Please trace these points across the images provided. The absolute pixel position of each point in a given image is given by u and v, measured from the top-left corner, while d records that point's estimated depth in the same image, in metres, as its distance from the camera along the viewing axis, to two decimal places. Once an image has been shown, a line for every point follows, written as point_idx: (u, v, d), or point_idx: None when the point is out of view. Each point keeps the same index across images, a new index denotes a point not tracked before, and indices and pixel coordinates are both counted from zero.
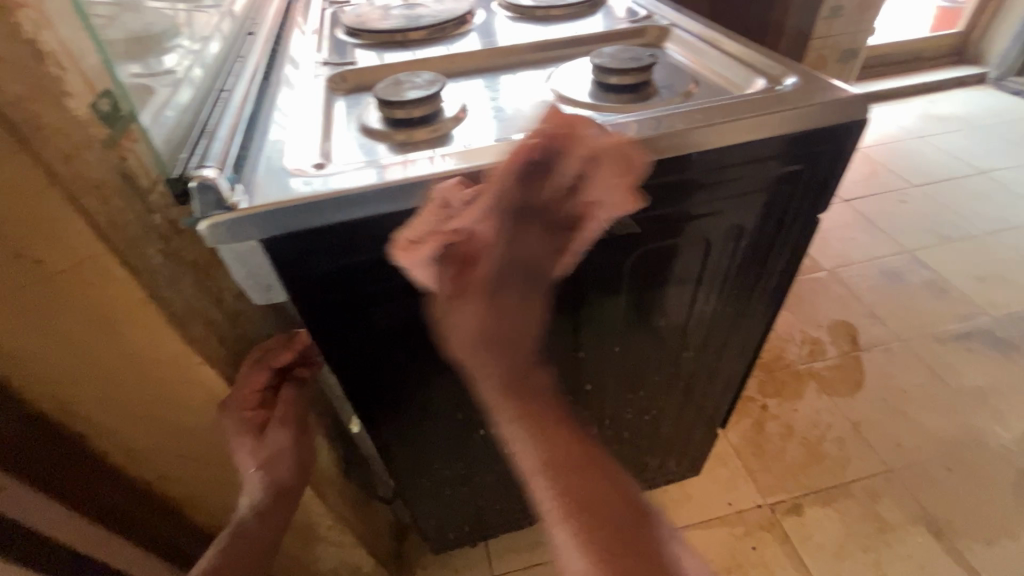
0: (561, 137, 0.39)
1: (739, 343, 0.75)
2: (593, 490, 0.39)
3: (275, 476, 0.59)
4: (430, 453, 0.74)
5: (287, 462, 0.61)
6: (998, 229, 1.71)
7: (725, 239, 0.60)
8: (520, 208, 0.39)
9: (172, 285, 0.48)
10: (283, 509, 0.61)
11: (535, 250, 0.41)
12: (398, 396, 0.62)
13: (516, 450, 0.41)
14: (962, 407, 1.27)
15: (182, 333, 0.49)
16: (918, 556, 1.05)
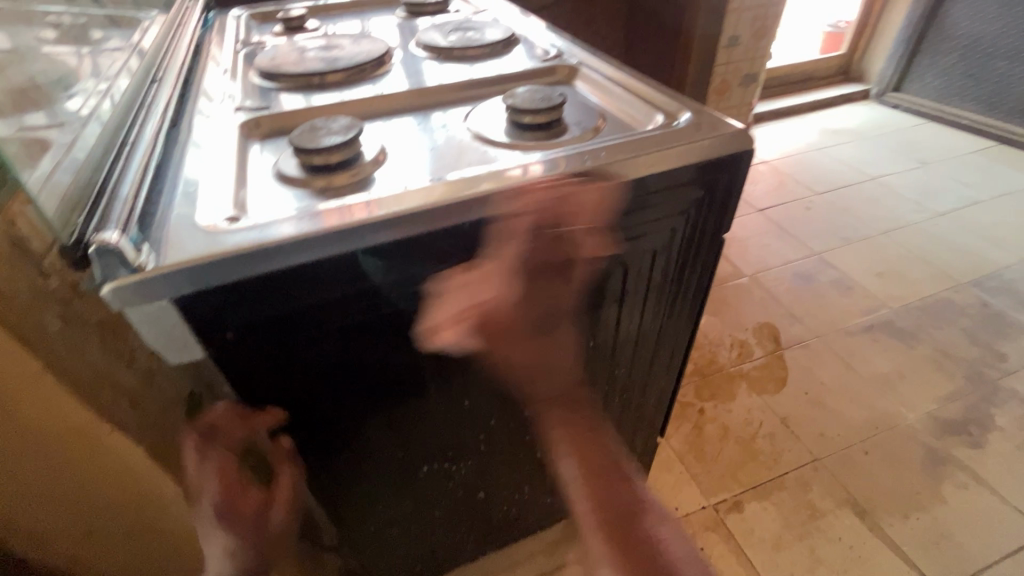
0: (552, 217, 0.50)
1: (668, 355, 0.79)
2: (615, 499, 0.55)
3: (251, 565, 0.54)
4: (378, 494, 0.72)
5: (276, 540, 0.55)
6: (889, 229, 1.91)
7: (643, 262, 0.63)
8: (540, 266, 0.50)
9: (73, 352, 0.49)
10: None
11: (550, 290, 0.51)
12: (335, 443, 0.61)
13: (561, 453, 0.56)
14: (873, 393, 1.39)
15: (87, 400, 0.51)
16: (847, 537, 1.13)
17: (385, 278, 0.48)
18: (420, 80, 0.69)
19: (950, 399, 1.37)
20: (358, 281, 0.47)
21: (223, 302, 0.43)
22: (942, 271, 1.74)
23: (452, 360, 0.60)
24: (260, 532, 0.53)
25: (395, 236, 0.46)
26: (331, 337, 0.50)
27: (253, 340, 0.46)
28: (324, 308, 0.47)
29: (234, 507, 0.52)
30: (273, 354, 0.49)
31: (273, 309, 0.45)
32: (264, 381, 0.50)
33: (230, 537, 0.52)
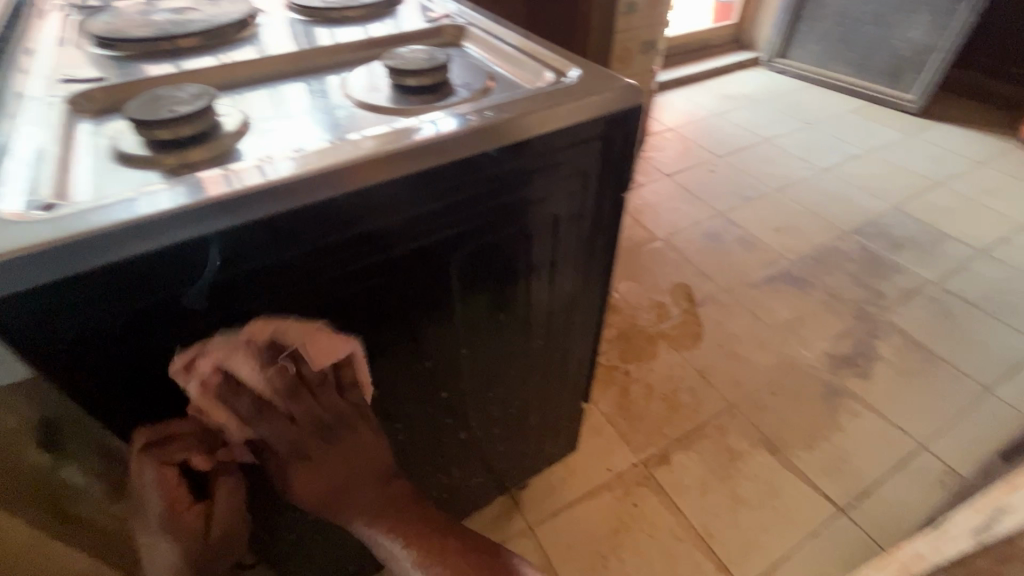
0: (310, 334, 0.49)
1: (583, 320, 0.80)
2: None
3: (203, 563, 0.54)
4: (295, 493, 0.68)
5: (224, 546, 0.55)
6: (784, 186, 2.05)
7: (546, 228, 0.62)
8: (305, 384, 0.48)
9: None
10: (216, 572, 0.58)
11: (332, 408, 0.50)
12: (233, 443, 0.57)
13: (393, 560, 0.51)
14: (777, 339, 1.50)
15: None
16: (763, 474, 1.21)
17: (256, 263, 0.44)
18: (309, 41, 0.63)
19: (842, 337, 1.51)
20: (223, 269, 0.43)
21: (46, 303, 0.37)
22: (830, 222, 1.90)
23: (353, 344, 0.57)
24: (200, 546, 0.52)
25: (261, 215, 0.41)
26: (205, 326, 0.46)
27: (107, 343, 0.42)
28: (187, 299, 0.43)
29: (179, 522, 0.50)
30: (136, 355, 0.44)
31: (118, 305, 0.40)
32: (131, 385, 0.46)
33: (173, 551, 0.51)
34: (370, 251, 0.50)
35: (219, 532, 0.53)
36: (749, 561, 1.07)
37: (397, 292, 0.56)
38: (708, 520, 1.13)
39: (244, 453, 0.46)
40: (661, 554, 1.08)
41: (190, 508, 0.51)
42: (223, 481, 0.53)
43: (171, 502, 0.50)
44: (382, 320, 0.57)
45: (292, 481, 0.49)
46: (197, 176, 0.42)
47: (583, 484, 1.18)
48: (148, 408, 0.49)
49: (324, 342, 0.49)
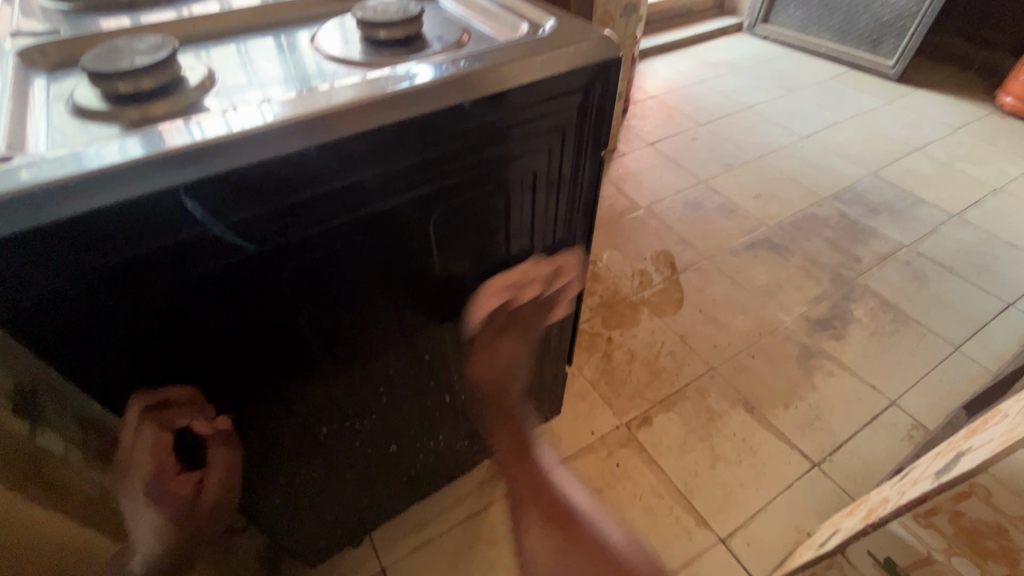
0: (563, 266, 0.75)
1: (564, 286, 0.81)
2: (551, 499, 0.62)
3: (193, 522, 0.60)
4: (280, 458, 0.69)
5: (208, 511, 0.62)
6: (765, 153, 2.06)
7: (525, 186, 0.62)
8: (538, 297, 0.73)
9: None
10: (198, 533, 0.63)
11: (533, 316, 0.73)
12: (213, 407, 0.57)
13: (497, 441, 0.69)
14: (757, 303, 1.53)
15: None
16: (741, 433, 1.25)
17: (226, 220, 0.43)
18: None
19: (819, 300, 1.55)
20: (190, 225, 0.42)
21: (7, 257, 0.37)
22: (809, 188, 1.92)
23: (330, 308, 0.57)
24: (190, 511, 0.59)
25: (229, 168, 0.41)
26: (175, 287, 0.45)
27: (69, 304, 0.41)
28: (155, 256, 0.42)
29: (173, 487, 0.57)
30: (102, 318, 0.44)
31: (82, 263, 0.39)
32: (99, 350, 0.46)
33: (160, 516, 0.56)
34: (344, 210, 0.49)
35: (213, 486, 0.61)
36: (726, 514, 1.12)
37: (372, 254, 0.55)
38: (688, 477, 1.17)
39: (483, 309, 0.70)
40: (643, 510, 1.12)
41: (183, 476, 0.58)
42: (217, 449, 0.60)
43: (166, 469, 0.56)
44: (359, 282, 0.57)
45: (496, 347, 0.71)
46: (156, 127, 0.41)
47: (568, 447, 1.20)
48: (121, 372, 0.48)
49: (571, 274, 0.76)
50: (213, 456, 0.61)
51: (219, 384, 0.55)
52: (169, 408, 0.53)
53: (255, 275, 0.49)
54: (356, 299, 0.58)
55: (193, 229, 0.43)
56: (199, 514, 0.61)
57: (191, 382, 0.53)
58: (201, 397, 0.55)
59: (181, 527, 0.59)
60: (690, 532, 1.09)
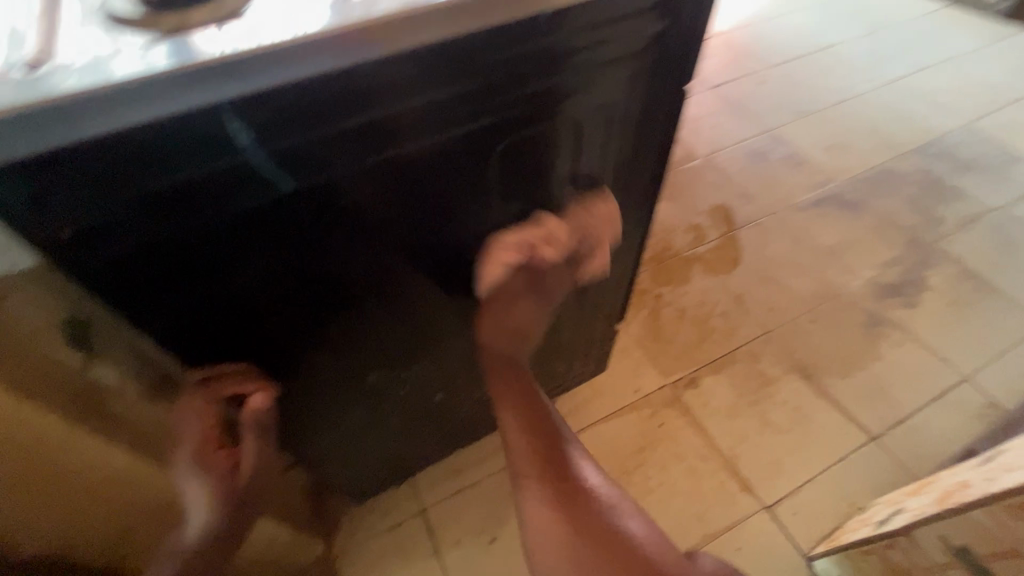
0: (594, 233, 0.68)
1: (624, 242, 0.78)
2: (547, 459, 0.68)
3: (235, 500, 0.63)
4: (328, 399, 0.70)
5: (255, 489, 0.65)
6: (842, 100, 1.86)
7: (597, 119, 0.58)
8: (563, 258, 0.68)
9: None
10: (242, 512, 0.65)
11: (559, 278, 0.69)
12: (270, 340, 0.58)
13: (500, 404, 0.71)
14: (821, 265, 1.42)
15: None
16: (794, 399, 1.19)
17: (272, 144, 0.41)
18: None
19: (891, 265, 1.42)
20: (233, 148, 0.39)
21: (46, 173, 0.35)
22: (889, 140, 1.73)
23: (379, 248, 0.55)
24: (230, 487, 0.62)
25: (275, 83, 0.37)
26: (223, 217, 0.43)
27: (125, 226, 0.40)
28: (201, 182, 0.40)
29: (209, 459, 0.60)
30: (158, 245, 0.43)
31: (126, 184, 0.38)
32: (157, 277, 0.45)
33: (207, 484, 0.61)
34: (399, 140, 0.46)
35: (248, 469, 0.62)
36: (774, 482, 1.08)
37: (424, 191, 0.53)
38: (735, 441, 1.13)
39: (498, 271, 0.64)
40: (686, 472, 1.09)
41: (222, 448, 0.61)
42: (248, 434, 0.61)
43: (204, 442, 0.59)
44: (409, 222, 0.55)
45: (510, 307, 0.69)
46: (195, 37, 0.37)
47: (610, 403, 1.18)
48: (174, 302, 0.48)
49: (602, 227, 0.68)
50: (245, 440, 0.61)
51: (269, 319, 0.55)
52: (220, 339, 0.54)
53: (308, 208, 0.47)
54: (407, 240, 0.57)
55: (238, 152, 0.40)
56: (241, 493, 0.63)
57: (242, 315, 0.53)
58: (252, 330, 0.55)
59: (228, 501, 0.62)
60: (734, 496, 1.07)
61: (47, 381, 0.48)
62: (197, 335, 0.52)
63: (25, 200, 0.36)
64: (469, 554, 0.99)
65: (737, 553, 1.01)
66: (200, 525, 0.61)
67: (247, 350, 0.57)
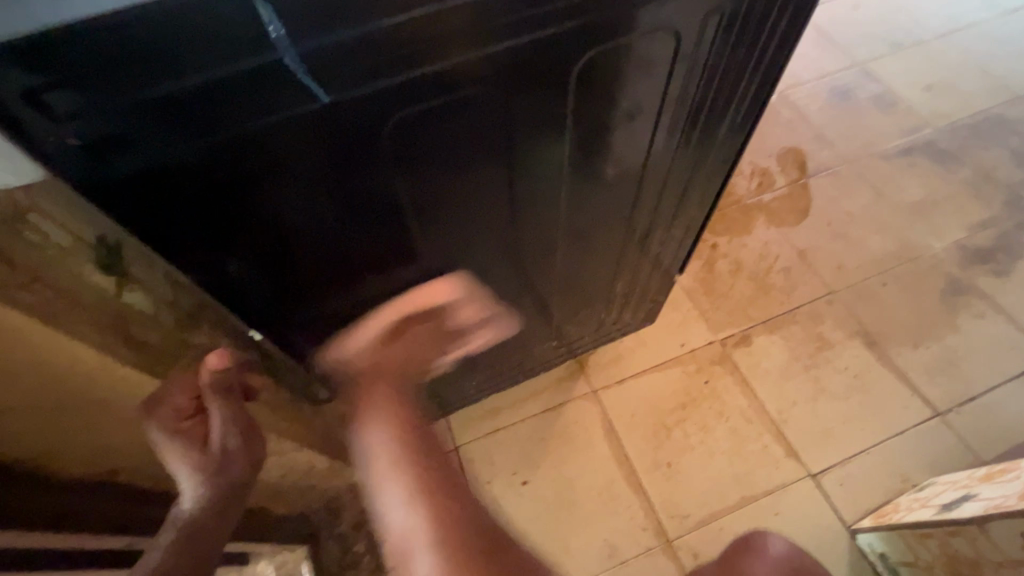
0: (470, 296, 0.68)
1: (700, 187, 0.69)
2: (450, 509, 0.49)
3: (224, 480, 0.54)
4: (364, 324, 0.67)
5: (242, 461, 0.56)
6: (949, 30, 1.60)
7: (699, 29, 0.47)
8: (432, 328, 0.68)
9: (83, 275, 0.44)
10: (232, 508, 0.55)
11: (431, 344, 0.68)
12: (307, 267, 0.54)
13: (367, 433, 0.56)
14: (902, 223, 1.28)
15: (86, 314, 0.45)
16: (854, 367, 1.11)
17: (311, 40, 0.34)
18: None
19: (984, 227, 1.27)
20: (263, 40, 0.33)
21: (41, 63, 0.29)
22: (1001, 82, 1.50)
23: (427, 173, 0.49)
24: (205, 459, 0.53)
25: None
26: (251, 127, 0.38)
27: (139, 133, 0.35)
28: (225, 85, 0.34)
29: (179, 430, 0.53)
30: (178, 157, 0.38)
31: (138, 81, 0.32)
32: (183, 194, 0.41)
33: (186, 458, 0.53)
34: (454, 45, 0.38)
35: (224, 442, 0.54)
36: (822, 450, 1.03)
37: (483, 111, 0.45)
38: (784, 405, 1.07)
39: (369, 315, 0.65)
40: (728, 433, 1.05)
41: (194, 418, 0.54)
42: (213, 398, 0.54)
43: (174, 411, 0.54)
44: (465, 145, 0.48)
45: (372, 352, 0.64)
46: None
47: (653, 356, 1.12)
48: (203, 223, 0.44)
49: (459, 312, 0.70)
50: (213, 409, 0.54)
51: (304, 242, 0.51)
52: (254, 262, 0.51)
53: (348, 124, 0.41)
54: (460, 167, 0.50)
55: (269, 47, 0.34)
56: (220, 472, 0.54)
57: (276, 235, 0.49)
58: (287, 253, 0.51)
59: (219, 479, 0.54)
60: (778, 461, 1.02)
61: (89, 313, 0.46)
62: (233, 259, 0.49)
63: (19, 97, 0.30)
64: (499, 493, 1.01)
65: (777, 518, 0.98)
66: (190, 504, 0.52)
67: (285, 276, 0.54)
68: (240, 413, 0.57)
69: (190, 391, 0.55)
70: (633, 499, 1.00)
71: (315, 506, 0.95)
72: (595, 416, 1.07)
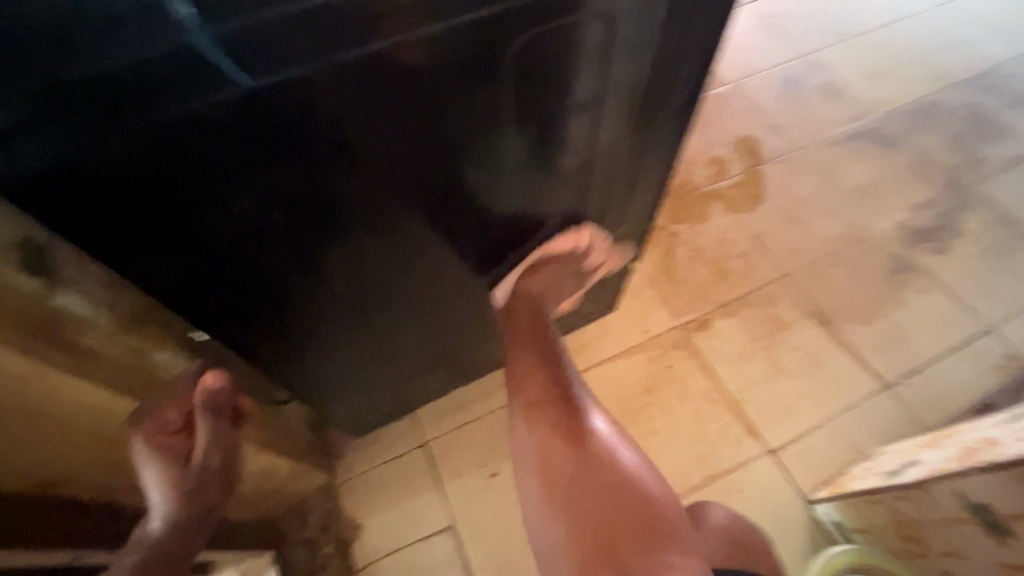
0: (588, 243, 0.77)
1: (648, 173, 0.70)
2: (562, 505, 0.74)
3: (198, 501, 0.58)
4: (327, 320, 0.67)
5: (217, 481, 0.60)
6: (890, 20, 1.67)
7: (633, 15, 0.48)
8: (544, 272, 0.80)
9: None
10: (200, 531, 0.57)
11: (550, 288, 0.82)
12: (255, 263, 0.53)
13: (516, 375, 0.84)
14: (850, 206, 1.33)
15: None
16: (809, 345, 1.15)
17: (223, 23, 0.33)
18: None
19: (925, 207, 1.33)
20: (171, 22, 0.32)
21: None
22: (939, 69, 1.57)
23: (378, 164, 0.49)
24: (180, 476, 0.57)
25: None
26: (175, 115, 0.37)
27: (54, 120, 0.34)
28: (140, 68, 0.34)
29: (163, 445, 0.57)
30: (100, 146, 0.37)
31: (46, 68, 0.32)
32: (110, 184, 0.40)
33: (162, 471, 0.56)
34: (384, 28, 0.38)
35: (203, 459, 0.59)
36: (780, 426, 1.07)
37: (425, 102, 0.45)
38: (744, 385, 1.10)
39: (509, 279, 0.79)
40: (692, 415, 1.07)
41: (178, 434, 0.58)
42: (205, 414, 0.60)
43: (162, 424, 0.57)
44: (407, 136, 0.48)
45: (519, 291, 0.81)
46: None
47: (618, 343, 1.14)
48: (137, 216, 0.43)
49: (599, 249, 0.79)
50: (202, 424, 0.59)
51: (247, 237, 0.50)
52: (199, 258, 0.50)
53: (280, 111, 0.40)
54: (411, 158, 0.50)
55: (180, 30, 0.33)
56: (195, 488, 0.58)
57: (230, 232, 0.49)
58: (232, 249, 0.51)
59: (190, 497, 0.57)
60: (739, 440, 1.05)
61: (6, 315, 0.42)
62: (173, 255, 0.48)
63: None
64: (468, 486, 1.01)
65: (738, 494, 1.01)
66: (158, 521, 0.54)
67: (230, 273, 0.53)
68: (225, 433, 0.62)
69: (181, 406, 0.59)
70: None
71: (282, 510, 0.93)
72: None
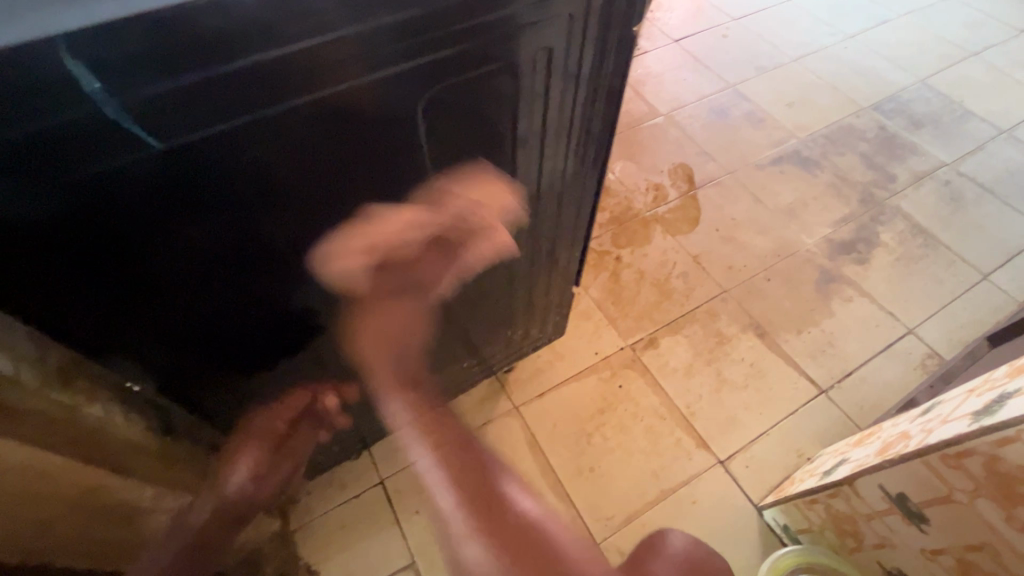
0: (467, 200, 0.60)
1: (574, 205, 0.75)
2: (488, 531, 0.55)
3: (254, 492, 0.75)
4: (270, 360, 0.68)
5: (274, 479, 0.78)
6: (803, 55, 1.83)
7: (535, 66, 0.53)
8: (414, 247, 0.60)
9: None
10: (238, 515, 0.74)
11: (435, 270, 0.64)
12: (193, 310, 0.55)
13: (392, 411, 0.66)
14: (778, 224, 1.43)
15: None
16: (749, 357, 1.21)
17: (133, 92, 0.36)
18: None
19: (845, 222, 1.44)
20: (81, 95, 0.35)
21: None
22: (848, 98, 1.72)
23: (297, 212, 0.52)
24: (262, 466, 0.75)
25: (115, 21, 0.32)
26: (101, 174, 0.39)
27: None
28: (63, 137, 0.36)
29: (271, 431, 0.74)
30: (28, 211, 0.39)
31: None
32: (40, 244, 0.41)
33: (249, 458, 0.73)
34: (297, 87, 0.41)
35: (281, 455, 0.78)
36: (728, 437, 1.11)
37: (345, 148, 0.49)
38: (691, 400, 1.15)
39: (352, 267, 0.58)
40: (644, 431, 1.11)
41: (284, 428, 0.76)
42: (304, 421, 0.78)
43: (278, 416, 0.74)
44: (333, 179, 0.51)
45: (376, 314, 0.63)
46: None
47: (570, 366, 1.17)
48: (68, 272, 0.45)
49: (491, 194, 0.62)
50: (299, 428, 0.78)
51: (182, 285, 0.52)
52: (135, 308, 0.51)
53: (206, 165, 0.43)
54: (331, 206, 0.53)
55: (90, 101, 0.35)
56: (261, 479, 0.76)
57: (164, 282, 0.50)
58: (168, 298, 0.52)
59: (252, 488, 0.75)
60: (690, 453, 1.09)
61: None
62: (109, 308, 0.50)
63: None
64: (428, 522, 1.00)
65: (692, 506, 1.04)
66: (232, 491, 0.72)
67: (166, 321, 0.54)
68: (301, 439, 0.80)
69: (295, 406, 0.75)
70: (561, 507, 1.03)
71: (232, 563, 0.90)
72: (518, 431, 1.09)
